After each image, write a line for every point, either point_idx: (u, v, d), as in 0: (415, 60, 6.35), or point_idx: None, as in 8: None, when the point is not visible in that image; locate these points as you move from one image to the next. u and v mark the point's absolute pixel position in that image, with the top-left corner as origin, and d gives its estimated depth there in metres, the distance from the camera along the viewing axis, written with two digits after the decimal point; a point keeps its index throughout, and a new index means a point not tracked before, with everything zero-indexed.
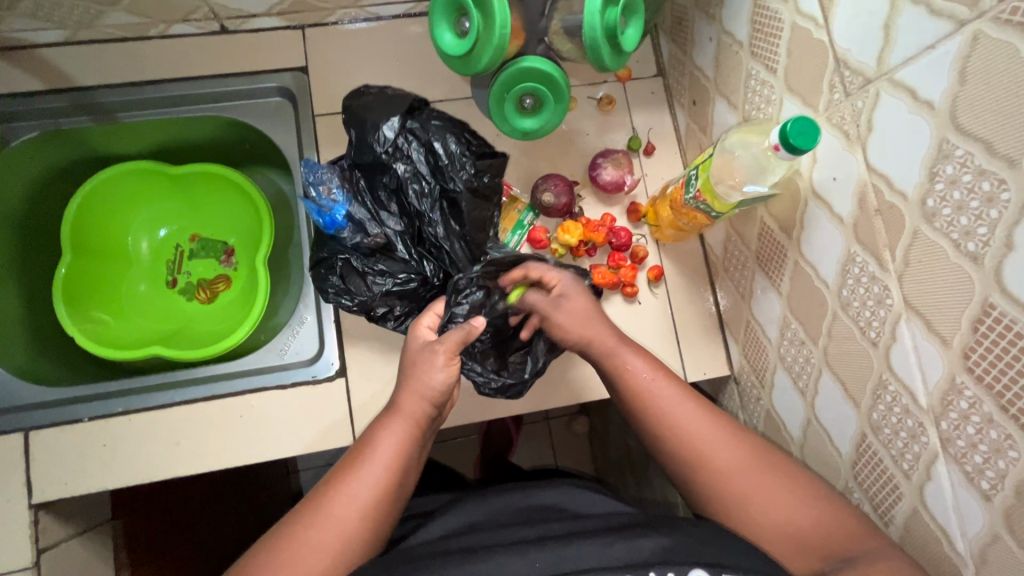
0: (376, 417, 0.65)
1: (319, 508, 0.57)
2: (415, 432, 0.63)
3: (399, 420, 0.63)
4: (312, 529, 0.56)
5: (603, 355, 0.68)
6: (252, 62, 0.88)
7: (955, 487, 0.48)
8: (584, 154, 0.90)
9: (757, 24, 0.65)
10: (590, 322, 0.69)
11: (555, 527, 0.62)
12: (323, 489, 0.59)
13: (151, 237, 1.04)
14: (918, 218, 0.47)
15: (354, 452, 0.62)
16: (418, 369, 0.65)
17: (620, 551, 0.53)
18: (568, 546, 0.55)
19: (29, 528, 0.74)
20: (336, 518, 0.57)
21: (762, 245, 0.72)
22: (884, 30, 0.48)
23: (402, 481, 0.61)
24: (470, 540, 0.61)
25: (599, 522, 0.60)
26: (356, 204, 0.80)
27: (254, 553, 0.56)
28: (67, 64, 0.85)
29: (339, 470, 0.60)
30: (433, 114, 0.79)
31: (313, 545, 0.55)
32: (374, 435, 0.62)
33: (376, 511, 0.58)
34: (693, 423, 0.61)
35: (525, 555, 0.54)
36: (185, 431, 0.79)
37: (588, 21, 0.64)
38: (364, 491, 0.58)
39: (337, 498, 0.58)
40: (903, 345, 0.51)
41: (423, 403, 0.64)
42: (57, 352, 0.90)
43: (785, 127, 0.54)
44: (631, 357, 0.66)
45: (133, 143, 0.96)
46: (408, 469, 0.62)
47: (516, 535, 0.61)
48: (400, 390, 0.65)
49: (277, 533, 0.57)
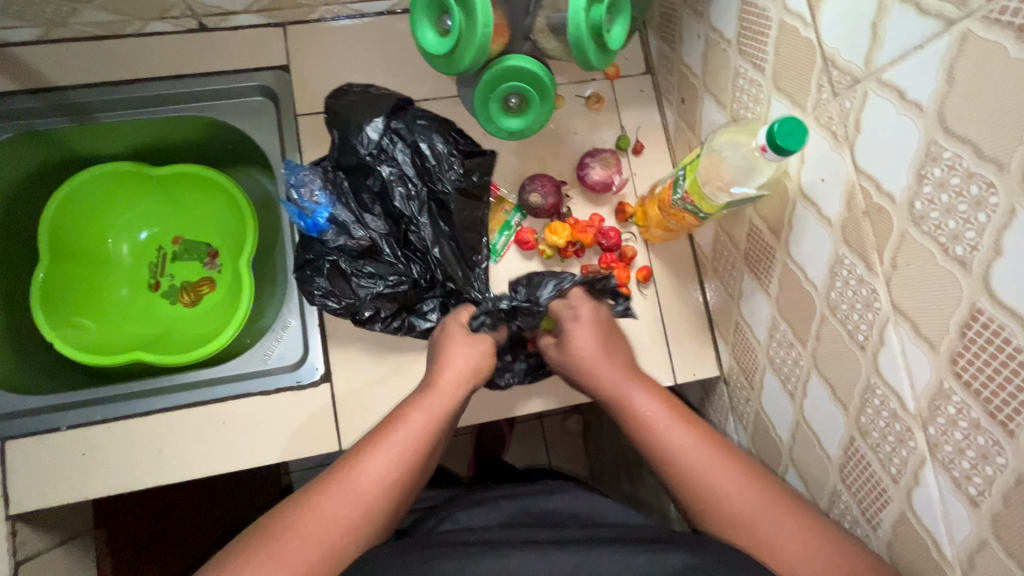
0: (404, 399, 0.66)
1: (344, 479, 0.57)
2: (447, 413, 0.64)
3: (433, 400, 0.64)
4: (335, 495, 0.56)
5: (608, 392, 0.69)
6: (232, 60, 0.86)
7: (943, 493, 0.48)
8: (572, 153, 0.88)
9: (744, 22, 0.64)
10: (596, 358, 0.71)
11: (574, 532, 0.61)
12: (350, 462, 0.59)
13: (132, 239, 1.02)
14: (906, 221, 0.46)
15: (381, 427, 0.62)
16: (456, 355, 0.70)
17: (641, 562, 0.53)
18: (589, 552, 0.55)
19: (7, 540, 0.72)
20: (360, 489, 0.57)
21: (752, 246, 0.71)
22: (872, 29, 0.47)
23: (425, 463, 0.61)
24: (488, 535, 0.60)
25: (613, 531, 0.60)
26: (341, 207, 0.78)
27: (274, 516, 0.55)
28: (40, 63, 0.82)
29: (365, 444, 0.60)
30: (417, 114, 0.77)
31: (334, 517, 0.55)
32: (405, 411, 0.63)
33: (398, 487, 0.58)
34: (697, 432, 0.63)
35: (547, 555, 0.55)
36: (167, 438, 0.77)
37: (573, 19, 0.62)
38: (389, 466, 0.58)
39: (361, 470, 0.58)
40: (891, 349, 0.50)
41: (457, 387, 0.67)
42: (36, 358, 0.88)
43: (773, 128, 0.53)
44: (637, 393, 0.67)
45: (112, 145, 0.94)
46: (432, 452, 0.63)
47: (533, 536, 0.60)
48: (436, 372, 0.68)
49: (297, 499, 0.56)
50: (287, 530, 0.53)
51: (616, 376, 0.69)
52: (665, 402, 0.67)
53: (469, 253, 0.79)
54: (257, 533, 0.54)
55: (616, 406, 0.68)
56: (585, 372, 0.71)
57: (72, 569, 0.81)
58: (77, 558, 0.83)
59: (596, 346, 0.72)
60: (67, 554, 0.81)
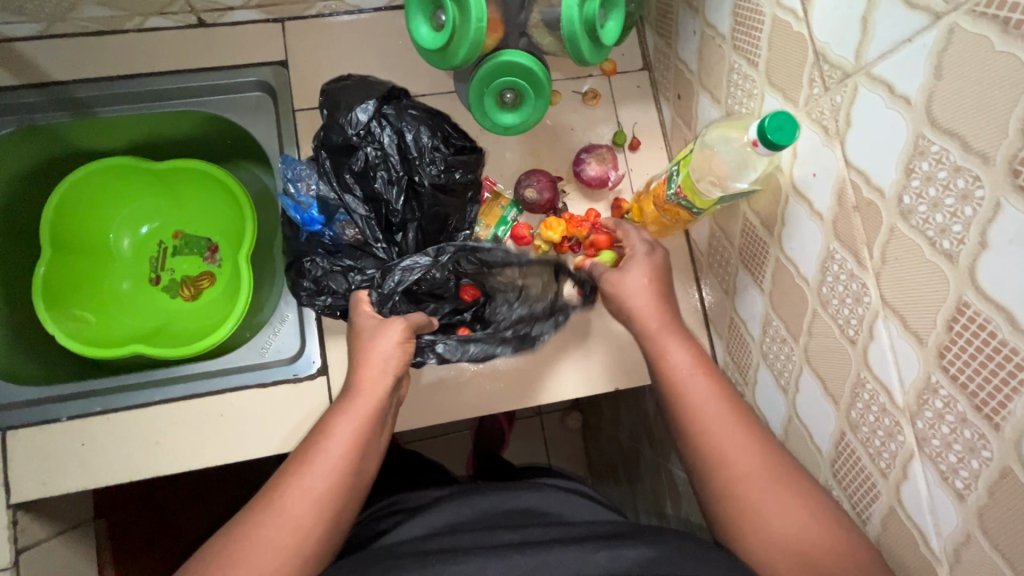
0: (328, 409, 0.64)
1: (270, 501, 0.56)
2: (372, 413, 0.62)
3: (355, 403, 0.62)
4: (266, 520, 0.54)
5: (649, 336, 0.68)
6: (231, 55, 0.86)
7: (931, 487, 0.48)
8: (569, 148, 0.89)
9: (739, 17, 0.64)
10: (646, 295, 0.69)
11: (538, 532, 0.61)
12: (277, 483, 0.57)
13: (133, 234, 1.03)
14: (895, 215, 0.46)
15: (308, 441, 0.61)
16: (374, 349, 0.66)
17: (601, 559, 0.54)
18: (549, 552, 0.55)
19: (7, 528, 0.73)
20: (289, 510, 0.55)
21: (745, 242, 0.71)
22: (861, 24, 0.47)
23: (360, 466, 0.60)
24: (454, 539, 0.60)
25: (578, 529, 0.61)
26: (323, 184, 0.76)
27: (206, 553, 0.54)
28: (40, 58, 0.83)
29: (292, 462, 0.59)
30: (410, 103, 0.77)
31: (265, 543, 0.53)
32: (331, 420, 0.61)
33: (333, 498, 0.57)
34: (721, 427, 0.62)
35: (507, 557, 0.55)
36: (164, 430, 0.78)
37: (566, 14, 0.62)
38: (317, 480, 0.57)
39: (289, 490, 0.56)
40: (880, 343, 0.50)
41: (376, 387, 0.64)
42: (37, 349, 0.90)
43: (763, 123, 0.53)
44: (673, 347, 0.66)
45: (113, 139, 0.95)
46: (366, 457, 0.61)
47: (498, 539, 0.60)
48: (355, 373, 0.65)
49: (230, 530, 0.55)
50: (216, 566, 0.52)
51: (660, 326, 0.68)
52: (697, 355, 0.66)
53: (436, 241, 0.79)
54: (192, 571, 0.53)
55: (654, 358, 0.67)
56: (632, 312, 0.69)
57: (70, 559, 0.82)
58: (76, 547, 0.84)
59: (648, 282, 0.70)
60: (66, 544, 0.82)
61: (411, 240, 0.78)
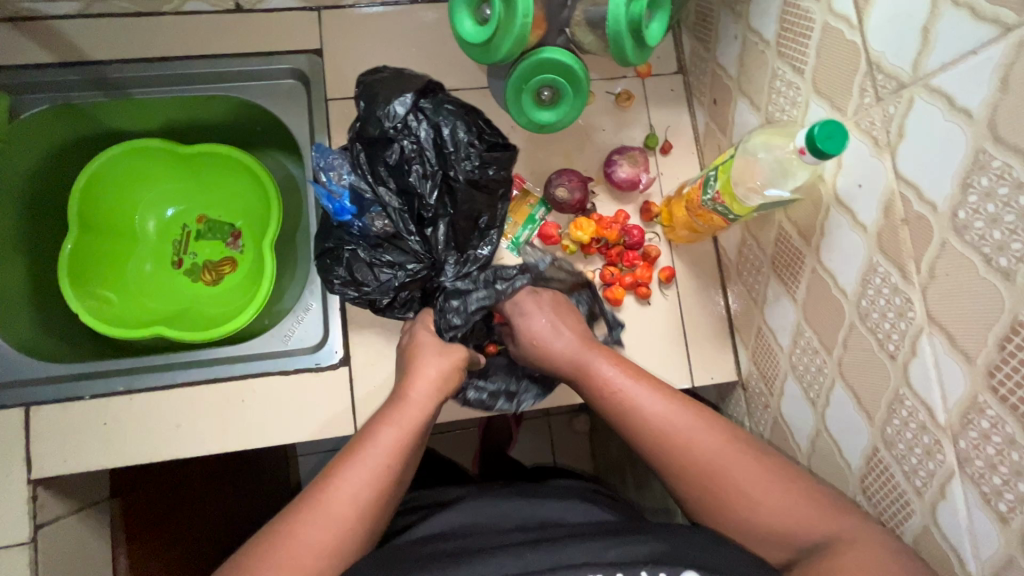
0: (374, 414, 0.64)
1: (316, 502, 0.56)
2: (421, 424, 0.63)
3: (404, 414, 0.63)
4: (312, 521, 0.55)
5: (578, 366, 0.68)
6: (267, 42, 0.86)
7: (970, 508, 0.47)
8: (600, 149, 0.88)
9: (786, 23, 0.63)
10: (552, 330, 0.72)
11: (552, 532, 0.60)
12: (323, 483, 0.57)
13: (159, 216, 1.03)
14: (947, 230, 0.46)
15: (354, 443, 0.61)
16: (427, 366, 0.68)
17: (613, 556, 0.53)
18: (564, 549, 0.54)
19: (27, 503, 0.74)
20: (334, 512, 0.55)
21: (779, 250, 0.70)
22: (922, 34, 0.46)
23: (403, 474, 0.61)
24: (470, 542, 0.60)
25: (586, 528, 0.60)
26: (356, 178, 0.77)
27: (250, 547, 0.54)
28: (78, 36, 0.83)
29: (338, 463, 0.59)
30: (447, 97, 0.76)
31: (308, 543, 0.54)
32: (377, 428, 0.62)
33: (376, 503, 0.57)
34: (685, 429, 0.61)
35: (522, 557, 0.54)
36: (185, 413, 0.78)
37: (612, 13, 0.62)
38: (363, 485, 0.57)
39: (336, 492, 0.56)
40: (923, 359, 0.50)
41: (427, 400, 0.65)
42: (60, 327, 0.90)
43: (813, 130, 0.52)
44: (597, 361, 0.67)
45: (144, 121, 0.95)
46: (408, 465, 0.61)
47: (516, 540, 0.59)
48: (407, 384, 0.66)
49: (275, 529, 0.55)
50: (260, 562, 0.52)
51: (578, 346, 0.69)
52: (623, 365, 0.67)
53: (467, 238, 0.78)
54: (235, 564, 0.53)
55: (586, 381, 0.67)
56: (541, 347, 0.72)
57: (86, 537, 0.83)
58: (92, 525, 0.84)
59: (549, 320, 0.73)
60: (82, 522, 0.82)
61: (441, 235, 0.77)
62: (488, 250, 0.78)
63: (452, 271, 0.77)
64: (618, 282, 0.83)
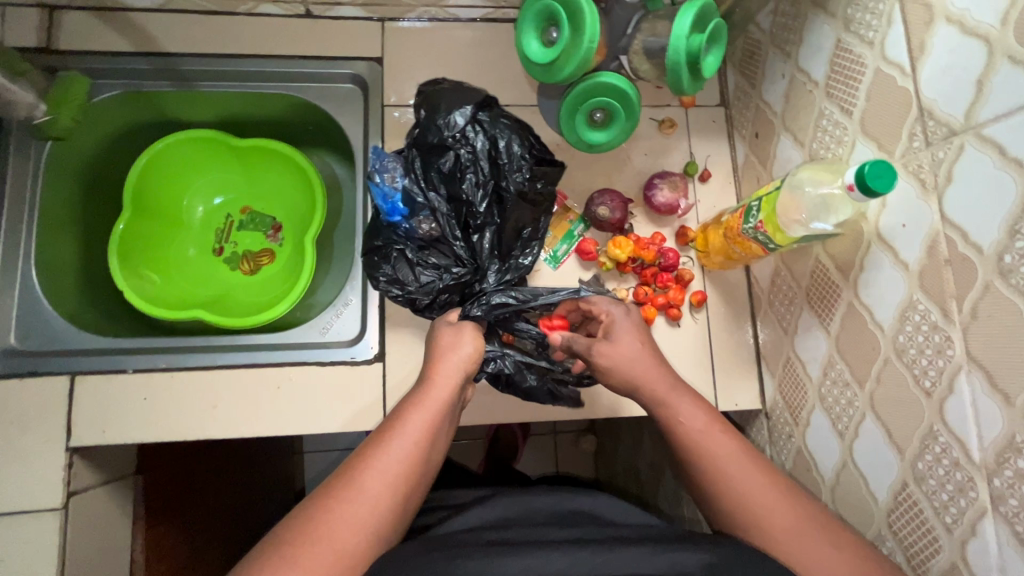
0: (402, 399, 0.66)
1: (348, 482, 0.57)
2: (446, 406, 0.64)
3: (430, 396, 0.64)
4: (343, 500, 0.56)
5: (655, 404, 0.67)
6: (331, 47, 0.91)
7: (1002, 547, 0.48)
8: (640, 172, 0.91)
9: (837, 66, 0.66)
10: (641, 362, 0.68)
11: (594, 533, 0.61)
12: (353, 464, 0.59)
13: (206, 203, 1.07)
14: (992, 272, 0.48)
15: (383, 426, 0.63)
16: (449, 350, 0.69)
17: (659, 562, 0.54)
18: (608, 553, 0.55)
19: (63, 470, 0.76)
20: (365, 492, 0.57)
21: (814, 283, 0.72)
22: (976, 86, 0.49)
23: (429, 454, 0.62)
24: (510, 534, 0.61)
25: (631, 531, 0.61)
26: (409, 181, 0.80)
27: (284, 524, 0.56)
28: (156, 29, 0.88)
29: (368, 446, 0.61)
30: (503, 112, 0.80)
31: (341, 520, 0.55)
32: (404, 411, 0.63)
33: (404, 483, 0.59)
34: (737, 463, 0.62)
35: (570, 554, 0.55)
36: (222, 395, 0.80)
37: (673, 44, 0.65)
38: (392, 465, 0.58)
39: (365, 472, 0.58)
40: (960, 398, 0.51)
41: (451, 381, 0.66)
42: (106, 302, 0.94)
43: (863, 168, 0.54)
44: (679, 402, 0.66)
45: (203, 113, 0.99)
46: (435, 446, 0.63)
47: (553, 536, 0.60)
48: (430, 367, 0.68)
49: (306, 507, 0.56)
50: (295, 536, 0.53)
51: (665, 385, 0.67)
52: (704, 408, 0.67)
53: (510, 248, 0.81)
54: (270, 539, 0.55)
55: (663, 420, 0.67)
56: (633, 378, 0.68)
57: (110, 509, 0.84)
58: (117, 498, 0.86)
59: (641, 346, 0.70)
60: (109, 494, 0.84)
61: (487, 243, 0.79)
62: (529, 261, 0.80)
63: (493, 281, 0.79)
64: (650, 301, 0.85)
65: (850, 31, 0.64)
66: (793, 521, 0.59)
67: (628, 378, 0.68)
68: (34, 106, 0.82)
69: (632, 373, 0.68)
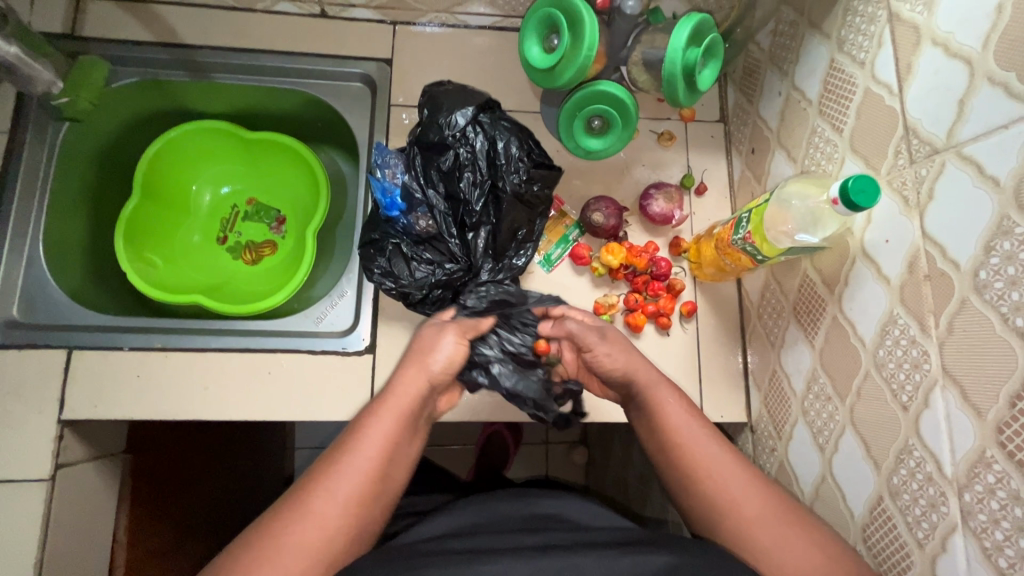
0: (360, 413, 0.67)
1: (300, 501, 0.58)
2: (403, 424, 0.65)
3: (386, 413, 0.65)
4: (295, 521, 0.57)
5: (645, 387, 0.70)
6: (344, 47, 0.94)
7: (970, 563, 0.48)
8: (637, 182, 0.92)
9: (829, 85, 0.68)
10: (632, 357, 0.72)
11: (562, 537, 0.61)
12: (308, 484, 0.60)
13: (214, 192, 1.10)
14: (968, 288, 0.48)
15: (340, 444, 0.63)
16: (410, 367, 0.69)
17: (625, 564, 0.54)
18: (576, 556, 0.55)
19: (53, 442, 0.77)
20: (317, 513, 0.57)
21: (801, 296, 0.72)
22: (957, 106, 0.50)
23: (386, 473, 0.62)
24: (477, 540, 0.61)
25: (600, 535, 0.61)
26: (409, 178, 0.82)
27: (238, 544, 0.56)
28: (177, 22, 0.92)
29: (324, 465, 0.61)
30: (504, 115, 0.82)
31: (291, 543, 0.55)
32: (360, 429, 0.64)
33: (359, 503, 0.59)
34: (723, 476, 0.63)
35: (532, 561, 0.55)
36: (214, 377, 0.81)
37: (669, 56, 0.67)
38: (345, 486, 0.59)
39: (318, 492, 0.59)
40: (935, 413, 0.51)
41: (410, 399, 0.67)
42: (110, 283, 0.96)
43: (847, 183, 0.55)
44: (664, 391, 0.69)
45: (216, 104, 1.02)
46: (392, 464, 0.63)
47: (520, 542, 0.60)
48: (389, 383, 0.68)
49: (260, 526, 0.57)
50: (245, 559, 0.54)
51: (653, 373, 0.70)
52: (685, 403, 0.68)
53: (504, 248, 0.82)
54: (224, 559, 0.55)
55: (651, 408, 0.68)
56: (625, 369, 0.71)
57: (97, 486, 0.85)
58: (104, 475, 0.87)
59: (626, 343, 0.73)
60: (97, 470, 0.85)
61: (481, 242, 0.81)
62: (522, 261, 0.82)
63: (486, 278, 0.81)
64: (640, 309, 0.86)
65: (843, 52, 0.66)
66: (765, 530, 0.59)
67: (624, 367, 0.71)
68: (52, 84, 0.84)
69: (627, 363, 0.71)
